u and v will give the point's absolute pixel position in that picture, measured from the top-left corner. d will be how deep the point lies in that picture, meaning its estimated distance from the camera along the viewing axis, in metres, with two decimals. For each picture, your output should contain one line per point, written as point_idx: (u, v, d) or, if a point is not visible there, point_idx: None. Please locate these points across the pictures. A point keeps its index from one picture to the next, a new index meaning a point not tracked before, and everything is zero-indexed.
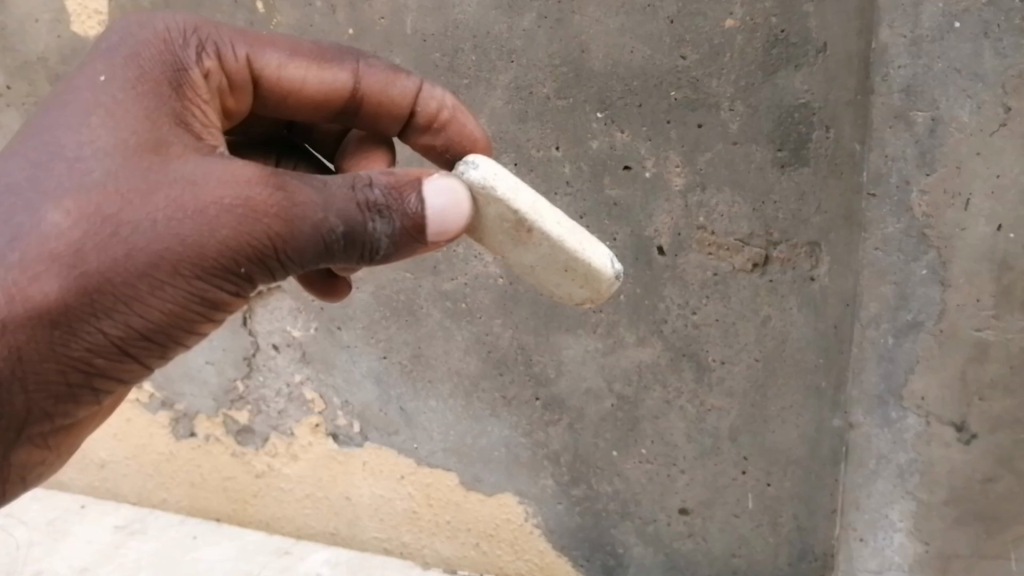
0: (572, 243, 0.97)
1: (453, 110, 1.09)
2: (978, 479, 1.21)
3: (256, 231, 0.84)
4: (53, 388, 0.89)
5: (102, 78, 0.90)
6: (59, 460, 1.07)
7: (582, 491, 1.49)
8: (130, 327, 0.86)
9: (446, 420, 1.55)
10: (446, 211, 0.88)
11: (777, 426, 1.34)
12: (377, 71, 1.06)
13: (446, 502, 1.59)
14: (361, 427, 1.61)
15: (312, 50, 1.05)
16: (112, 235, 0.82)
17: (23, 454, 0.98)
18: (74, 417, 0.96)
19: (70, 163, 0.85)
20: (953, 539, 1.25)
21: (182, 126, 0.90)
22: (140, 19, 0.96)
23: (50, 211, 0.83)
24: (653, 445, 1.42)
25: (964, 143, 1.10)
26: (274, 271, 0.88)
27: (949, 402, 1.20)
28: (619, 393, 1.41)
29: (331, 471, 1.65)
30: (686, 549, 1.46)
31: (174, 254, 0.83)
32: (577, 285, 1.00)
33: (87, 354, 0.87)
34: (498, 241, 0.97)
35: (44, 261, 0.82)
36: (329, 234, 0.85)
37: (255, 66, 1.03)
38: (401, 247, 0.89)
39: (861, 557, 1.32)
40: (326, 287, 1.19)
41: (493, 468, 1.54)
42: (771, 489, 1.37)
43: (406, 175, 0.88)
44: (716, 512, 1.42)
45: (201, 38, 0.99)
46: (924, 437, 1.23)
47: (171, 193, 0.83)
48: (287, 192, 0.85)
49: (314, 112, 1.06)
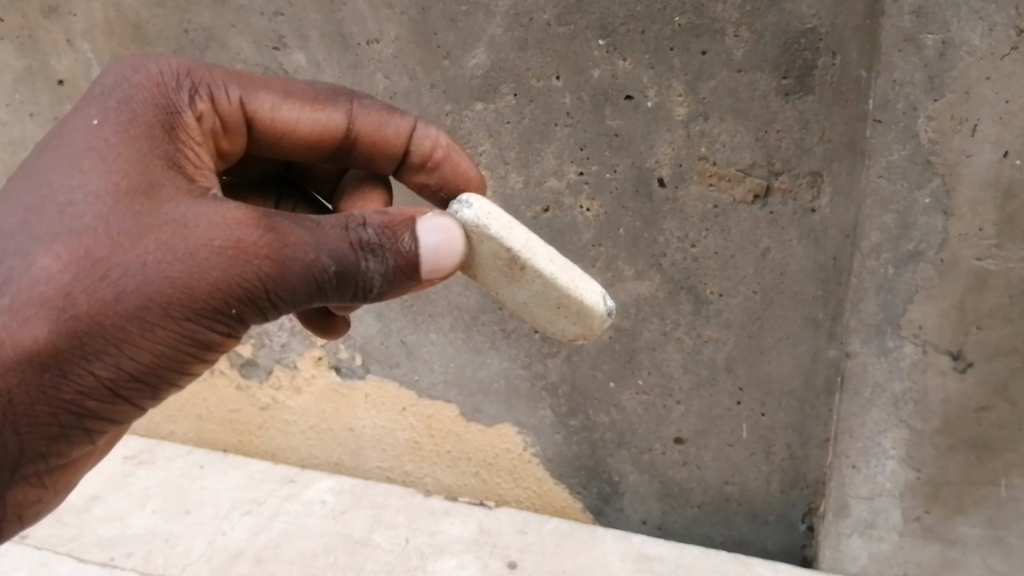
0: (565, 280, 1.00)
1: (446, 149, 1.15)
2: (972, 407, 1.24)
3: (246, 271, 0.87)
4: (45, 429, 0.92)
5: (95, 121, 0.93)
6: (55, 494, 1.11)
7: (580, 421, 1.52)
8: (121, 369, 0.89)
9: (446, 352, 1.56)
10: (441, 248, 0.92)
11: (774, 357, 1.35)
12: (371, 112, 1.11)
13: (447, 433, 1.63)
14: (363, 360, 1.62)
15: (306, 91, 1.10)
16: (102, 279, 0.85)
17: (19, 489, 1.02)
18: (67, 456, 1.00)
19: (60, 207, 0.87)
20: (945, 467, 1.30)
21: (175, 168, 0.92)
22: (134, 61, 0.99)
23: (40, 257, 0.85)
24: (650, 376, 1.44)
25: (973, 67, 1.07)
26: (265, 311, 0.91)
27: (946, 330, 1.21)
28: (617, 325, 1.42)
29: (336, 403, 1.68)
30: (680, 477, 1.51)
31: (166, 297, 0.86)
32: (570, 321, 1.04)
33: (79, 396, 0.90)
34: (492, 277, 1.01)
35: (34, 305, 0.85)
36: (320, 273, 0.88)
37: (249, 109, 1.07)
38: (395, 284, 0.92)
39: (853, 484, 1.37)
40: (324, 325, 1.25)
41: (493, 399, 1.56)
42: (765, 419, 1.41)
43: (399, 215, 0.92)
44: (711, 442, 1.46)
45: (194, 81, 1.02)
46: (921, 365, 1.25)
47: (162, 235, 0.86)
48: (279, 233, 0.88)
49: (308, 151, 1.10)
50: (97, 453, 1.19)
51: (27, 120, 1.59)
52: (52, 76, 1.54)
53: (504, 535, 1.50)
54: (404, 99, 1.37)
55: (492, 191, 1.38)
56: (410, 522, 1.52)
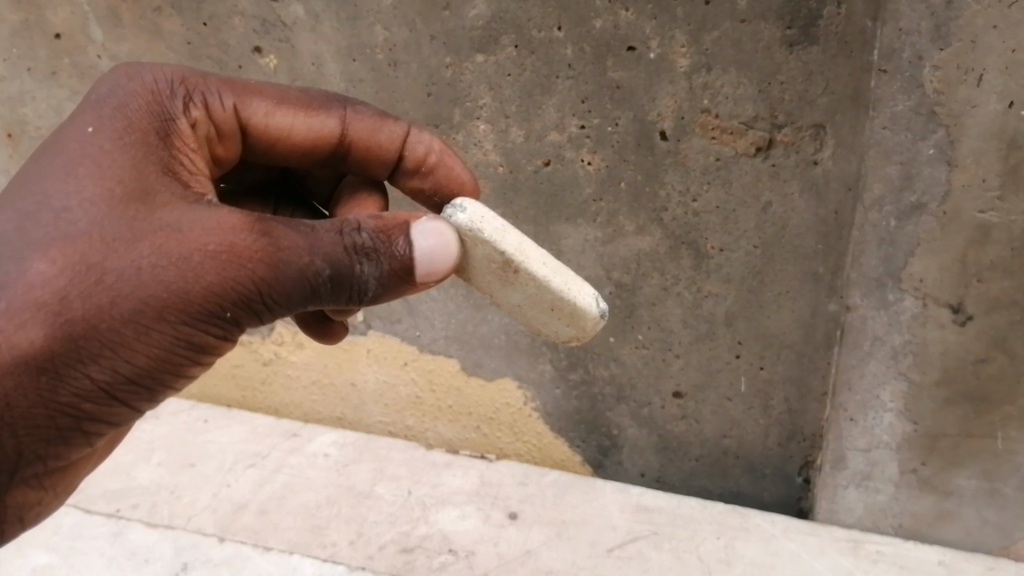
0: (558, 283, 1.02)
1: (440, 154, 1.15)
2: (970, 359, 1.25)
3: (240, 275, 0.86)
4: (42, 433, 0.91)
5: (90, 128, 0.92)
6: (56, 498, 1.09)
7: (579, 376, 1.54)
8: (117, 373, 0.88)
9: (447, 308, 1.56)
10: (435, 251, 0.92)
11: (773, 311, 1.36)
12: (365, 117, 1.11)
13: (448, 388, 1.64)
14: (364, 316, 1.62)
15: (300, 98, 1.10)
16: (97, 283, 0.84)
17: (18, 494, 1.00)
18: (65, 459, 0.99)
19: (55, 213, 0.86)
20: (942, 419, 1.31)
21: (171, 174, 0.92)
22: (128, 70, 0.99)
23: (35, 262, 0.84)
24: (650, 331, 1.45)
25: (980, 16, 1.05)
26: (260, 314, 0.91)
27: (947, 284, 1.22)
28: (618, 281, 1.42)
29: (337, 359, 1.68)
30: (679, 431, 1.53)
31: (161, 300, 0.85)
32: (563, 322, 1.05)
33: (75, 400, 0.89)
34: (486, 281, 1.02)
35: (29, 310, 0.83)
36: (314, 277, 0.88)
37: (243, 115, 1.07)
38: (390, 287, 0.92)
39: (851, 437, 1.39)
40: (323, 329, 1.24)
41: (493, 354, 1.57)
42: (764, 373, 1.42)
43: (393, 219, 0.92)
44: (709, 395, 1.47)
45: (189, 88, 1.03)
46: (920, 318, 1.25)
47: (157, 240, 0.85)
48: (273, 237, 0.87)
49: (303, 156, 1.11)
50: (97, 457, 1.17)
51: (25, 75, 1.56)
52: (49, 30, 1.50)
53: (505, 487, 1.52)
54: (404, 52, 1.34)
55: (494, 145, 1.37)
56: (411, 475, 1.54)
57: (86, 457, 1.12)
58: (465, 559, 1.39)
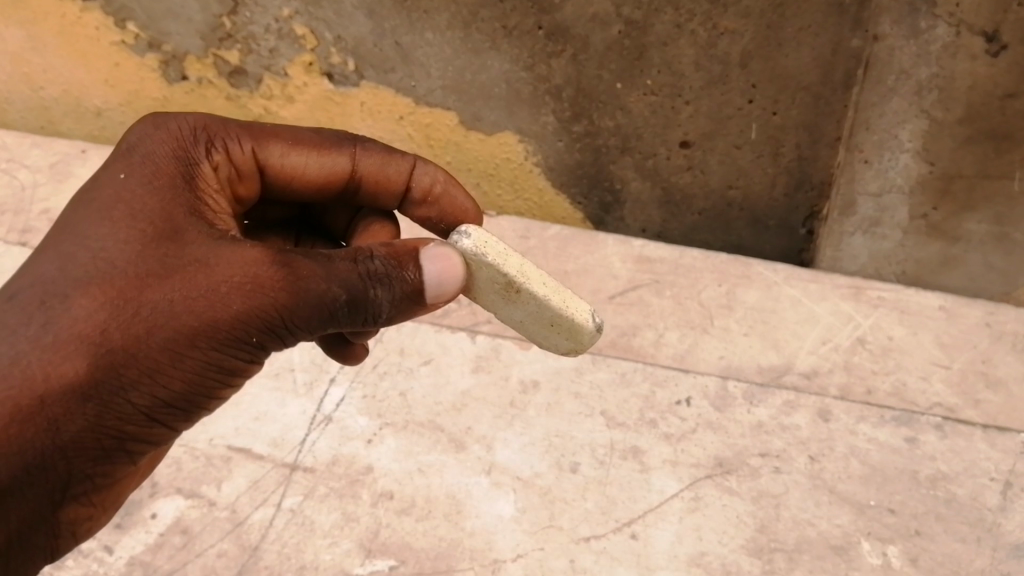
0: (558, 300, 0.93)
1: (445, 184, 1.06)
2: (999, 95, 1.21)
3: (264, 305, 0.82)
4: (88, 455, 0.84)
5: (121, 174, 0.88)
6: (106, 512, 0.97)
7: (583, 127, 1.45)
8: (156, 397, 0.83)
9: (444, 56, 1.42)
10: (443, 275, 0.86)
11: (792, 50, 1.27)
12: (375, 153, 1.02)
13: (446, 142, 1.55)
14: (356, 65, 1.48)
15: (314, 134, 1.01)
16: (134, 315, 0.80)
17: (70, 510, 0.89)
18: (114, 476, 0.90)
19: (92, 252, 0.82)
20: (961, 160, 1.29)
21: (196, 215, 0.87)
22: (153, 118, 0.94)
23: (76, 300, 0.80)
24: (660, 76, 1.35)
25: None
26: (284, 339, 0.86)
27: (985, 8, 1.14)
28: (627, 19, 1.29)
29: (328, 113, 1.56)
30: (683, 183, 1.48)
31: (192, 330, 0.81)
32: (563, 336, 0.97)
33: (118, 422, 0.83)
34: (489, 299, 0.95)
35: (73, 342, 0.79)
36: (332, 303, 0.83)
37: (260, 158, 0.99)
38: (403, 309, 0.86)
39: (863, 180, 1.37)
40: (344, 351, 1.12)
41: (493, 107, 1.46)
42: (777, 119, 1.35)
43: (403, 245, 0.86)
44: (717, 145, 1.41)
45: (210, 134, 0.95)
46: (951, 50, 1.19)
47: (186, 275, 0.82)
48: (293, 267, 0.82)
49: (319, 194, 1.03)
50: (139, 475, 1.04)
51: None
52: None
53: (505, 241, 1.47)
54: None
55: None
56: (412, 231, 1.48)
57: (134, 473, 1.00)
58: (468, 305, 1.36)
